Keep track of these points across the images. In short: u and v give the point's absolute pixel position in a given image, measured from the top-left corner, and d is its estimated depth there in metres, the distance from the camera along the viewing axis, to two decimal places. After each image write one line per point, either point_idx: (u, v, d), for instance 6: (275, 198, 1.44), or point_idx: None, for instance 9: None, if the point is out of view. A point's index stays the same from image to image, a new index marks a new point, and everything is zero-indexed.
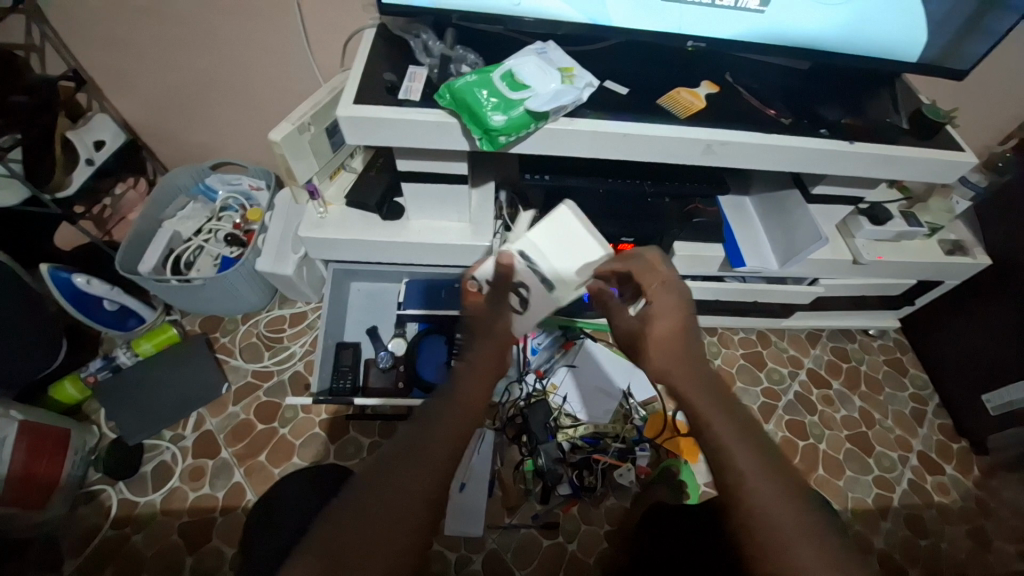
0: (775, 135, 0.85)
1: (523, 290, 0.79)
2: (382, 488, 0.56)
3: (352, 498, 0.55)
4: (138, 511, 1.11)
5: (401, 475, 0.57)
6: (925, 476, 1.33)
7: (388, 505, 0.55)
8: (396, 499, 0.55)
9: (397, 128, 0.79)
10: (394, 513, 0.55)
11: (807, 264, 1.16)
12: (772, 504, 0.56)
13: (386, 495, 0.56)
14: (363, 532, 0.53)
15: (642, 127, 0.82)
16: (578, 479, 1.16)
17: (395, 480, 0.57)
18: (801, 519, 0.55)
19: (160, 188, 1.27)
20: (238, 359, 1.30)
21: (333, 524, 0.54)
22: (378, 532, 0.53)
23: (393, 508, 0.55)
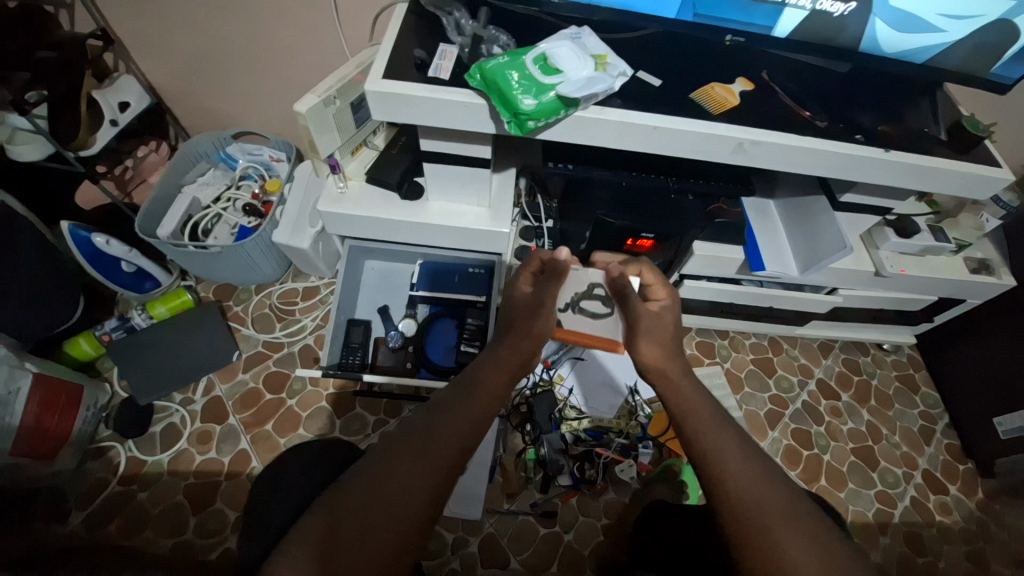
0: (809, 138, 0.83)
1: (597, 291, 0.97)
2: (389, 462, 0.57)
3: (360, 472, 0.56)
4: (146, 470, 1.13)
5: (408, 453, 0.58)
6: (928, 494, 1.32)
7: (395, 481, 0.56)
8: (399, 479, 0.56)
9: (424, 107, 0.78)
10: (404, 488, 0.55)
11: (827, 273, 1.14)
12: (775, 505, 0.56)
13: (395, 471, 0.56)
14: (369, 507, 0.54)
15: (673, 120, 0.80)
16: (579, 471, 1.17)
17: (404, 463, 0.57)
18: (816, 535, 0.53)
19: (181, 153, 1.28)
20: (249, 329, 1.31)
21: (337, 497, 0.54)
22: (382, 507, 0.54)
23: (398, 486, 0.55)
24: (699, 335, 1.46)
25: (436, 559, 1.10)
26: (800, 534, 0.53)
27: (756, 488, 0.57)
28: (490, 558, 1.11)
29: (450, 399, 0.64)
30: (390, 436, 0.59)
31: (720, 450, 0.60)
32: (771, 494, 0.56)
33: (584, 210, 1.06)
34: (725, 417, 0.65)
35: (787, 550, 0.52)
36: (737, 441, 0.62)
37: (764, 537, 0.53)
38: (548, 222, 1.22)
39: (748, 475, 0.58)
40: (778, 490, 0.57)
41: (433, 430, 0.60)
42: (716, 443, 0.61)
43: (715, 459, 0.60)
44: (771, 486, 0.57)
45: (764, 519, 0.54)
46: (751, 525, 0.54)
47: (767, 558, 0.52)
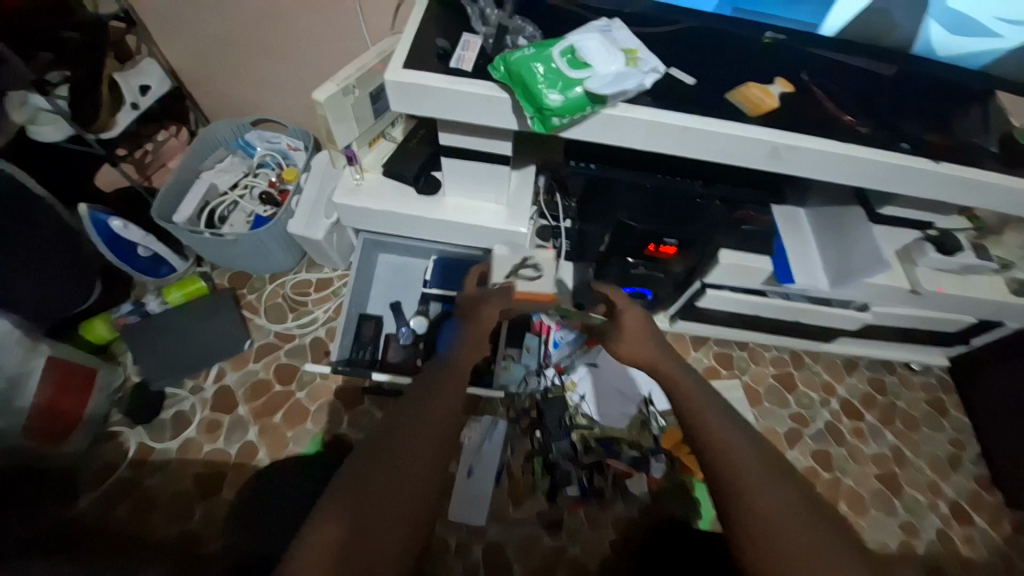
0: (851, 144, 0.77)
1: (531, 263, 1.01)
2: (400, 442, 0.67)
3: (380, 448, 0.66)
4: (154, 456, 1.12)
5: (414, 441, 0.67)
6: (953, 524, 1.26)
7: (409, 449, 0.66)
8: (404, 458, 0.65)
9: (444, 99, 0.75)
10: (416, 457, 0.66)
11: (868, 288, 1.06)
12: (748, 455, 0.68)
13: (409, 449, 0.66)
14: (388, 472, 0.64)
15: (707, 121, 0.75)
16: (587, 481, 1.14)
17: (411, 437, 0.67)
18: (790, 513, 0.62)
19: (200, 139, 1.29)
20: (262, 318, 1.30)
21: (361, 466, 0.65)
22: (400, 470, 0.64)
23: (412, 461, 0.65)
24: (717, 345, 1.40)
25: (437, 562, 1.08)
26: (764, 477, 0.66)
27: (750, 473, 0.66)
28: (492, 564, 1.09)
29: (441, 381, 0.75)
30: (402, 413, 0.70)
31: (718, 437, 0.69)
32: (745, 444, 0.69)
33: (604, 210, 1.01)
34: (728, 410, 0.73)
35: (756, 490, 0.64)
36: (742, 438, 0.70)
37: (744, 509, 0.63)
38: (566, 222, 1.17)
39: (748, 466, 0.66)
40: (769, 480, 0.65)
41: (432, 414, 0.70)
42: (718, 431, 0.70)
43: (712, 448, 0.69)
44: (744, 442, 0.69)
45: (739, 484, 0.65)
46: (726, 469, 0.67)
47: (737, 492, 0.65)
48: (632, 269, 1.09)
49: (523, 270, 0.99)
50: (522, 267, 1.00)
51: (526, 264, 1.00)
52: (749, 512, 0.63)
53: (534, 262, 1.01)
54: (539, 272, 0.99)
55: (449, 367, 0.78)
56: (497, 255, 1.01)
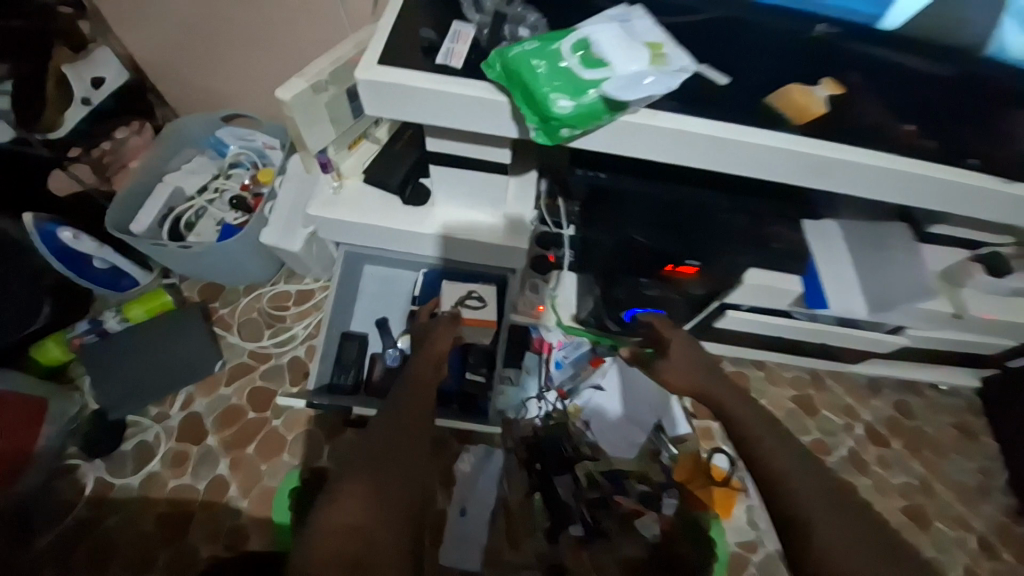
0: (908, 159, 0.66)
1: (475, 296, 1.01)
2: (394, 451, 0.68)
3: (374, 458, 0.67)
4: (113, 494, 1.04)
5: (403, 451, 0.69)
6: (980, 561, 1.17)
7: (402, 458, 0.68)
8: (408, 452, 0.68)
9: (429, 104, 0.62)
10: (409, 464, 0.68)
11: (913, 314, 0.94)
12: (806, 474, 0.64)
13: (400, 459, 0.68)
14: (389, 477, 0.65)
15: (743, 130, 0.63)
16: (592, 520, 1.05)
17: (399, 448, 0.69)
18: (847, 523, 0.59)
19: (164, 135, 1.17)
20: (236, 336, 1.19)
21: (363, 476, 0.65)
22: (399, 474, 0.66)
23: (409, 466, 0.67)
24: (734, 364, 1.30)
25: None
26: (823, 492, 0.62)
27: (816, 504, 0.61)
28: None
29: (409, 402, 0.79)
30: (405, 415, 0.74)
31: (775, 467, 0.65)
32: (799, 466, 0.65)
33: (613, 222, 0.86)
34: (784, 439, 0.69)
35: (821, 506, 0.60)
36: (805, 470, 0.65)
37: (814, 540, 0.58)
38: (570, 229, 1.04)
39: (812, 496, 0.62)
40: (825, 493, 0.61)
41: (414, 418, 0.75)
42: (777, 461, 0.66)
43: (769, 476, 0.65)
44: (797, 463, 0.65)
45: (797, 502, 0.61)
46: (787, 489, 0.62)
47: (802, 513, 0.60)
48: (644, 290, 0.96)
49: (468, 301, 1.00)
50: (467, 299, 1.00)
51: (471, 295, 1.00)
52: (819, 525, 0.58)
53: (479, 294, 1.01)
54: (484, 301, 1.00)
55: (417, 376, 0.82)
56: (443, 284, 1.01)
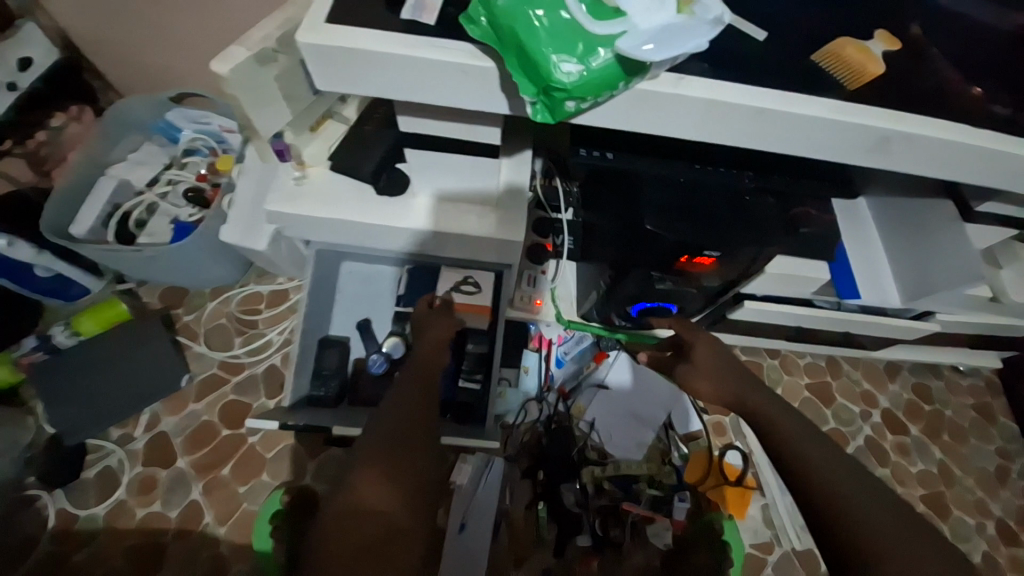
0: (988, 130, 0.54)
1: (470, 283, 0.94)
2: (393, 443, 0.65)
3: (372, 453, 0.64)
4: (79, 527, 0.95)
5: (402, 442, 0.66)
6: (1001, 548, 1.12)
7: (397, 451, 0.65)
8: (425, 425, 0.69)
9: (398, 74, 0.50)
10: (405, 455, 0.65)
11: (952, 300, 0.85)
12: (842, 473, 0.56)
13: (396, 452, 0.65)
14: (388, 471, 0.63)
15: (789, 98, 0.51)
16: (602, 530, 0.98)
17: (398, 439, 0.66)
18: (886, 515, 0.52)
19: (105, 119, 1.02)
20: (202, 346, 1.08)
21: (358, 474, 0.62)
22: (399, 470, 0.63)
23: (405, 460, 0.64)
24: (745, 353, 1.22)
25: None
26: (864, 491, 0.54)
27: (892, 531, 0.51)
28: None
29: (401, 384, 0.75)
30: (419, 384, 0.74)
31: (840, 488, 0.55)
32: (841, 465, 0.57)
33: (620, 207, 0.76)
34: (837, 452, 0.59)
35: (852, 497, 0.54)
36: (871, 493, 0.54)
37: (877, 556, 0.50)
38: (568, 214, 0.94)
39: (886, 519, 0.52)
40: (863, 486, 0.55)
41: (409, 400, 0.71)
42: (837, 478, 0.56)
43: (832, 497, 0.54)
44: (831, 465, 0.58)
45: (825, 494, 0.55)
46: (819, 487, 0.55)
47: (841, 515, 0.53)
48: (656, 285, 0.85)
49: (463, 287, 0.94)
50: (463, 285, 0.94)
51: (466, 280, 0.95)
52: (844, 514, 0.53)
53: (475, 280, 0.95)
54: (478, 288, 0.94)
55: (416, 364, 0.78)
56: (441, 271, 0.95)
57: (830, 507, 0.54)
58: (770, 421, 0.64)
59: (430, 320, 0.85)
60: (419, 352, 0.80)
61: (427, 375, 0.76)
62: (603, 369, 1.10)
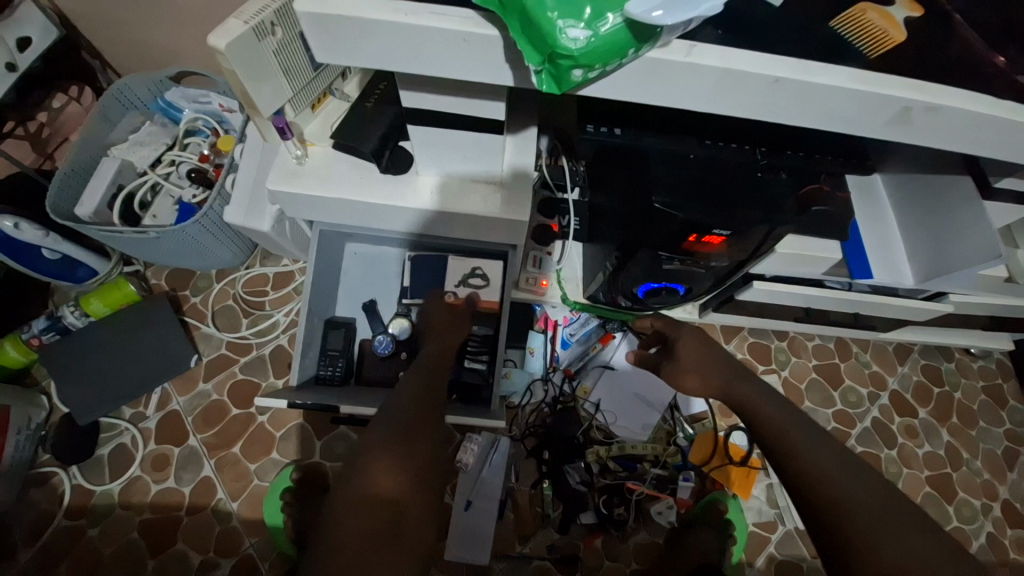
0: (1013, 102, 0.51)
1: (478, 274, 0.97)
2: (399, 436, 0.68)
3: (379, 445, 0.66)
4: (94, 501, 0.97)
5: (408, 435, 0.68)
6: (1007, 530, 1.12)
7: (403, 444, 0.67)
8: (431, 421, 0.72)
9: (396, 45, 0.48)
10: (411, 449, 0.67)
11: (967, 281, 0.83)
12: (836, 460, 0.57)
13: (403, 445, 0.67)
14: (395, 459, 0.65)
15: (804, 67, 0.49)
16: (606, 508, 1.00)
17: (405, 434, 0.68)
18: (881, 504, 0.53)
19: (106, 97, 1.01)
20: (210, 326, 1.09)
21: (365, 465, 0.64)
22: (406, 460, 0.66)
23: (411, 452, 0.67)
24: (753, 335, 1.21)
25: None
26: (858, 480, 0.55)
27: (880, 517, 0.51)
28: None
29: (405, 383, 0.77)
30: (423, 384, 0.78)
31: (830, 472, 0.56)
32: (838, 454, 0.58)
33: (627, 185, 0.75)
34: (829, 441, 0.59)
35: (851, 489, 0.54)
36: (864, 476, 0.55)
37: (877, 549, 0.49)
38: (574, 193, 0.91)
39: (874, 506, 0.52)
40: (857, 475, 0.55)
41: (414, 400, 0.74)
42: (831, 467, 0.56)
43: (815, 478, 0.56)
44: (831, 453, 0.58)
45: (823, 488, 0.55)
46: (808, 474, 0.56)
47: (834, 504, 0.53)
48: (664, 265, 0.83)
49: (471, 280, 0.97)
50: (471, 277, 0.97)
51: (474, 272, 0.97)
52: (840, 506, 0.53)
53: (483, 271, 0.97)
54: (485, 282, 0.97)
55: (424, 366, 0.81)
56: (450, 262, 0.98)
57: (827, 499, 0.54)
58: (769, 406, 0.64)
59: (444, 318, 0.92)
60: (430, 349, 0.85)
61: (431, 378, 0.79)
62: (606, 350, 1.10)
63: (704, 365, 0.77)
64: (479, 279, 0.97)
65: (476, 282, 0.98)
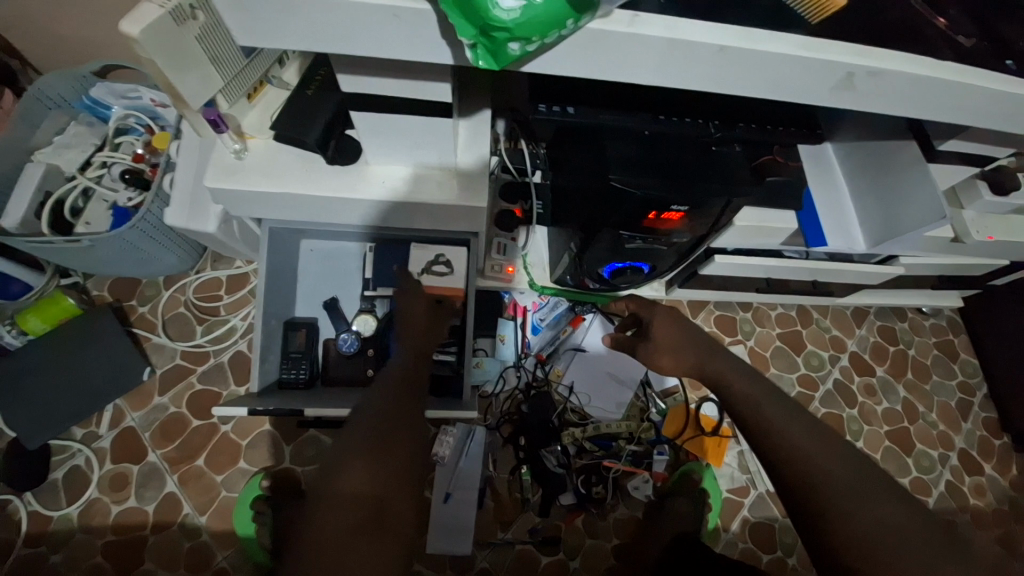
0: (952, 64, 0.52)
1: (442, 262, 0.93)
2: (387, 432, 0.62)
3: (363, 442, 0.60)
4: (52, 528, 0.92)
5: (397, 431, 0.62)
6: (964, 477, 1.20)
7: (390, 443, 0.61)
8: (409, 411, 0.65)
9: (323, 23, 0.45)
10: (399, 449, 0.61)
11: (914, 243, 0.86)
12: (804, 433, 0.56)
13: (392, 443, 0.61)
14: (383, 461, 0.59)
15: (748, 34, 0.48)
16: (585, 488, 1.01)
17: (394, 429, 0.62)
18: (851, 475, 0.53)
19: (26, 98, 0.93)
20: (161, 336, 1.03)
21: (348, 466, 0.58)
22: (395, 461, 0.60)
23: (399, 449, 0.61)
24: (719, 309, 1.23)
25: None
26: (826, 452, 0.55)
27: (848, 489, 0.52)
28: None
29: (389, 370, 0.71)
30: (404, 374, 0.70)
31: (800, 446, 0.55)
32: (806, 421, 0.58)
33: (588, 166, 0.73)
34: (798, 408, 0.60)
35: (823, 462, 0.54)
36: (830, 445, 0.55)
37: (847, 521, 0.50)
38: (536, 176, 0.91)
39: (845, 478, 0.53)
40: (827, 449, 0.55)
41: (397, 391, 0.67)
42: (801, 439, 0.56)
43: (786, 454, 0.56)
44: (801, 427, 0.57)
45: (794, 462, 0.55)
46: (778, 450, 0.56)
47: (803, 481, 0.53)
48: (627, 244, 0.83)
49: (435, 267, 0.92)
50: (435, 264, 0.93)
51: (437, 260, 0.93)
52: (810, 481, 0.53)
53: (448, 259, 0.93)
54: (450, 270, 0.93)
55: (411, 349, 0.75)
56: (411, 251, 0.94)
57: (798, 474, 0.54)
58: (736, 378, 0.65)
59: None
60: None
61: (416, 361, 0.73)
62: (573, 333, 1.10)
63: (676, 346, 0.73)
64: (445, 266, 0.93)
65: (440, 269, 0.93)
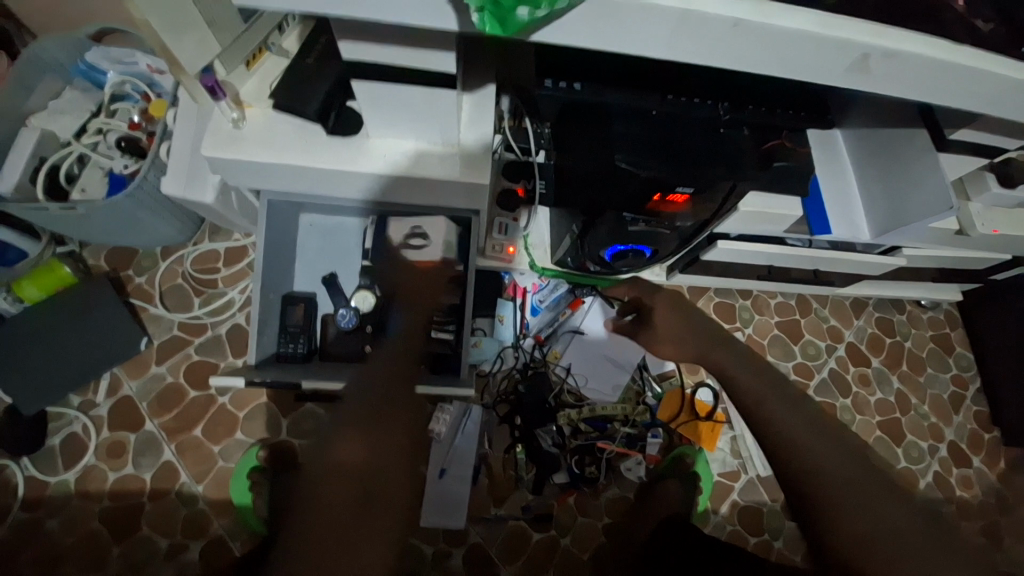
0: (969, 48, 0.50)
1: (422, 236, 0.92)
2: (388, 402, 0.78)
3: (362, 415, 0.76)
4: (50, 492, 0.93)
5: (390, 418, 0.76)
6: (952, 468, 1.21)
7: (387, 420, 0.76)
8: (397, 405, 0.77)
9: None
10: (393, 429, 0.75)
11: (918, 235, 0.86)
12: (807, 429, 0.59)
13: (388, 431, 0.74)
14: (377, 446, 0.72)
15: (761, 7, 0.46)
16: (578, 468, 1.03)
17: (388, 413, 0.77)
18: (848, 471, 0.56)
19: (20, 61, 0.91)
20: (159, 308, 1.03)
21: (351, 436, 0.73)
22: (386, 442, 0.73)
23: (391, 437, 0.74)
24: (718, 295, 1.23)
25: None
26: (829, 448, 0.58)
27: (846, 482, 0.55)
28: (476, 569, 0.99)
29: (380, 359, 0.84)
30: (395, 370, 0.82)
31: (802, 438, 0.59)
32: (807, 417, 0.61)
33: (591, 146, 0.71)
34: (798, 403, 0.62)
35: (823, 457, 0.57)
36: (833, 441, 0.58)
37: (841, 512, 0.54)
38: (540, 156, 0.85)
39: (843, 472, 0.56)
40: (829, 445, 0.58)
41: (387, 377, 0.81)
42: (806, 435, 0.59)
43: (790, 445, 0.59)
44: (802, 421, 0.60)
45: (798, 456, 0.58)
46: (781, 443, 0.59)
47: (806, 473, 0.57)
48: (629, 226, 0.83)
49: (412, 239, 0.93)
50: (412, 236, 0.93)
51: (415, 232, 0.93)
52: (811, 472, 0.57)
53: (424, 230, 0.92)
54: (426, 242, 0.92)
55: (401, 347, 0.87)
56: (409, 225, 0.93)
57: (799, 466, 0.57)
58: None
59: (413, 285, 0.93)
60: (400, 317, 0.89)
61: (406, 346, 0.88)
62: (573, 315, 1.10)
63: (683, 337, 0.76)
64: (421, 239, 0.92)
65: (417, 241, 0.93)
